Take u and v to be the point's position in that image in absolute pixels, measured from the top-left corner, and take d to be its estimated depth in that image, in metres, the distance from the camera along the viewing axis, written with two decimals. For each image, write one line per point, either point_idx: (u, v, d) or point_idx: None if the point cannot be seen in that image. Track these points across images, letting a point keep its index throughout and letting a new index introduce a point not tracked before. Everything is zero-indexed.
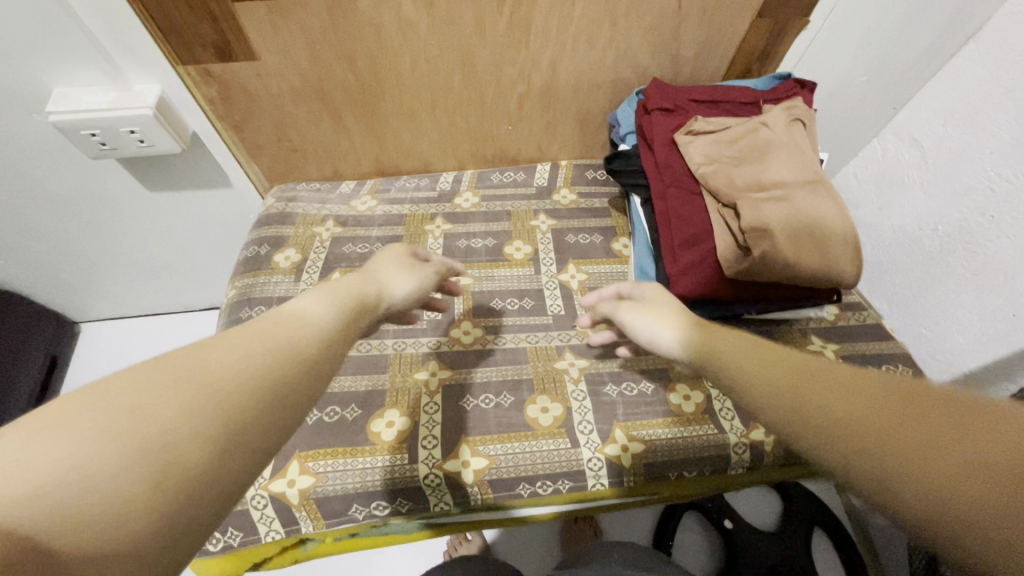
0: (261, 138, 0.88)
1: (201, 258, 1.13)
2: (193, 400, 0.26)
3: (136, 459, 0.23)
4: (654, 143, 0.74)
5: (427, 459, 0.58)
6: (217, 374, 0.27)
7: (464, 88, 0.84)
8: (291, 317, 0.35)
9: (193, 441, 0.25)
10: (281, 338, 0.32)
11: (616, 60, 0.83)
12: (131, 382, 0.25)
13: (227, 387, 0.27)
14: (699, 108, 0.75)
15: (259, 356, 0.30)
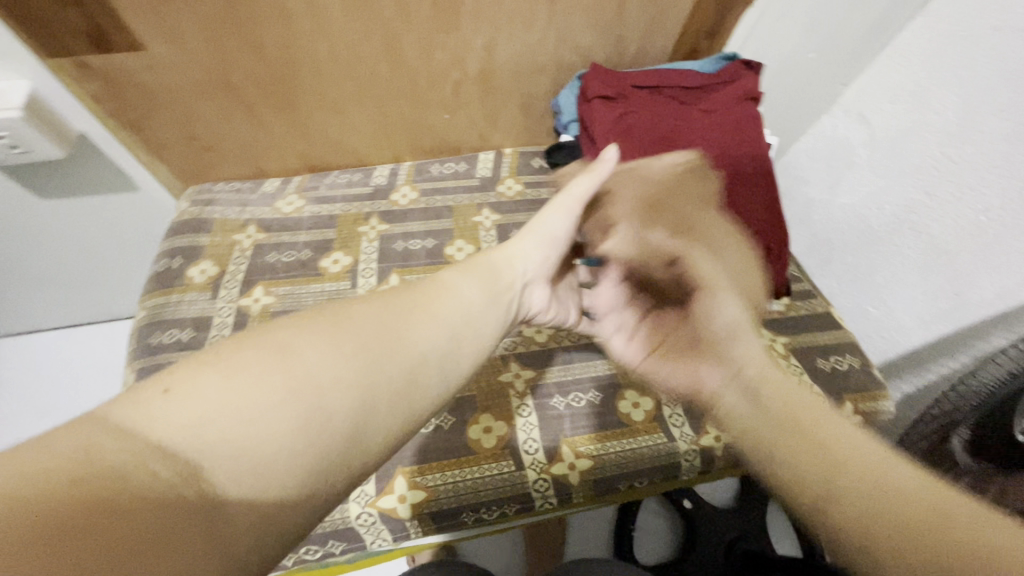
0: (164, 137, 0.78)
1: (117, 266, 1.02)
2: (347, 351, 0.31)
3: (290, 403, 0.27)
4: (596, 134, 0.68)
5: (360, 497, 0.54)
6: (367, 332, 0.33)
7: (392, 76, 0.76)
8: (441, 295, 0.41)
9: (342, 386, 0.29)
10: (448, 316, 0.39)
11: (555, 41, 0.77)
12: (301, 331, 0.31)
13: (372, 340, 0.33)
14: (643, 95, 0.70)
15: (411, 326, 0.36)
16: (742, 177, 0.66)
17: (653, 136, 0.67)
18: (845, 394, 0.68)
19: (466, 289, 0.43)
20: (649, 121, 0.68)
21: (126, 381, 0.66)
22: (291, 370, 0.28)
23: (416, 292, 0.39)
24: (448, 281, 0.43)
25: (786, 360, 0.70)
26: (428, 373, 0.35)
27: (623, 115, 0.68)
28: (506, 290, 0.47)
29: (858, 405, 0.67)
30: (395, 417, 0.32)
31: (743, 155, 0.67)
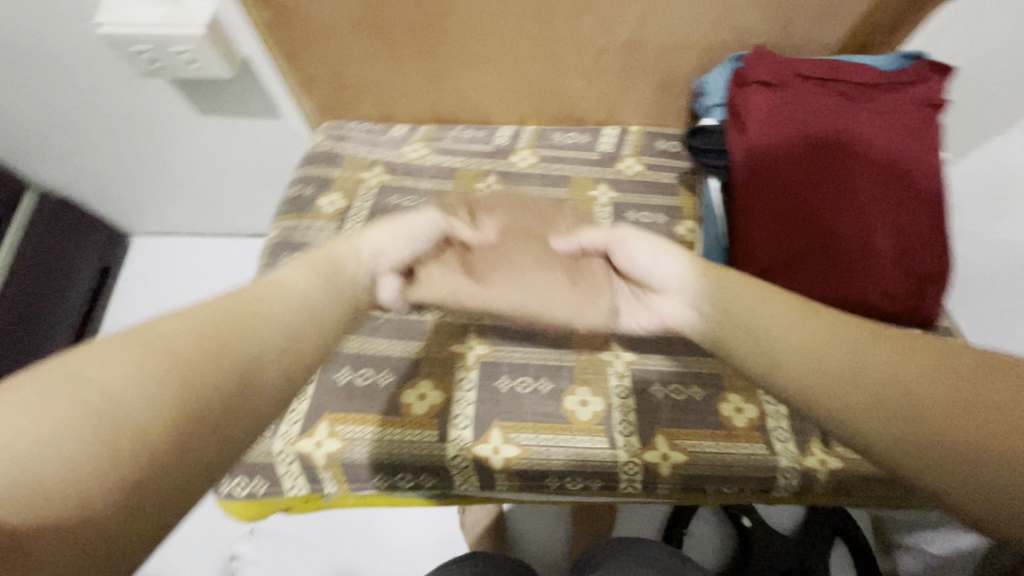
0: (313, 71, 0.82)
1: (246, 187, 1.09)
2: (147, 367, 0.26)
3: (81, 425, 0.23)
4: (748, 121, 0.64)
5: (457, 440, 0.56)
6: (179, 341, 0.28)
7: (537, 36, 0.75)
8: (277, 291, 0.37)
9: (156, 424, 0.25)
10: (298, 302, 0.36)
11: (714, 18, 0.72)
12: (82, 362, 0.25)
13: (182, 348, 0.28)
14: (806, 86, 0.64)
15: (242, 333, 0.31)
16: (911, 188, 0.60)
17: (811, 131, 0.62)
18: None
19: (298, 283, 0.38)
20: (810, 115, 0.63)
21: None
22: (91, 417, 0.24)
23: (249, 289, 0.35)
24: (274, 278, 0.38)
25: None
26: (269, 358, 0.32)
27: (781, 105, 0.64)
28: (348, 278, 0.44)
29: None
30: (234, 410, 0.28)
31: (913, 165, 0.61)
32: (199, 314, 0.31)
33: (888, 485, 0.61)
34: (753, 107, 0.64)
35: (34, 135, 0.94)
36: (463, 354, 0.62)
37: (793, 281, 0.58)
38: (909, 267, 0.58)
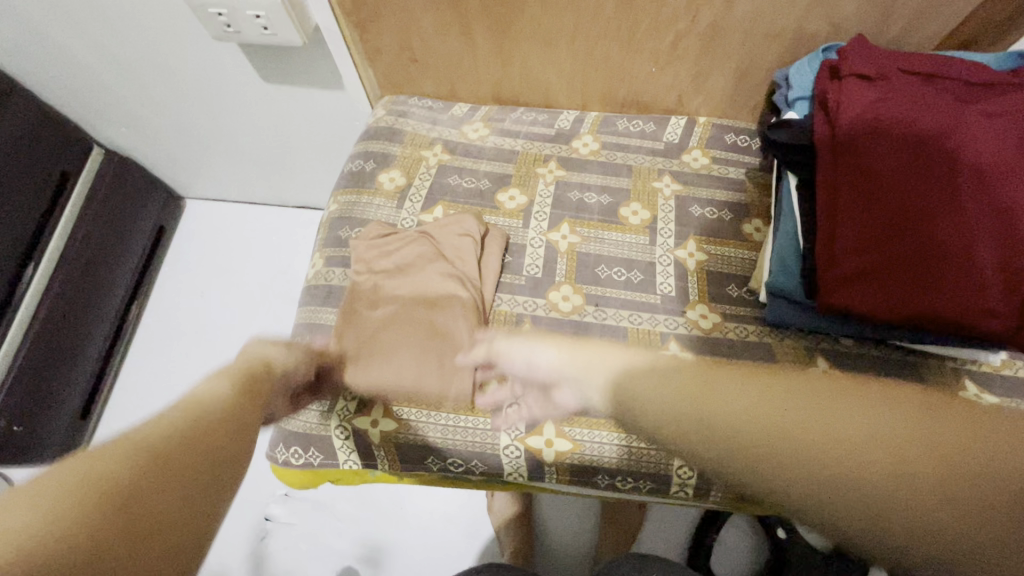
0: (380, 42, 0.81)
1: (301, 157, 1.10)
2: (105, 467, 0.31)
3: (65, 515, 0.28)
4: (840, 116, 0.60)
5: (510, 429, 0.55)
6: (137, 442, 0.33)
7: (614, 16, 0.72)
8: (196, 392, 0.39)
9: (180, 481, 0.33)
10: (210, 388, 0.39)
11: (809, 5, 0.68)
12: (44, 479, 0.30)
13: (136, 449, 0.33)
14: (909, 83, 0.60)
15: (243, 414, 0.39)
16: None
17: (911, 132, 0.57)
18: None
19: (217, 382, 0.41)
20: (912, 113, 0.58)
21: (313, 263, 0.72)
22: (153, 452, 0.33)
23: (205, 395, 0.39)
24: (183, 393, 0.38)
25: None
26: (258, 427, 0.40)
27: (878, 102, 0.59)
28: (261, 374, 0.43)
29: None
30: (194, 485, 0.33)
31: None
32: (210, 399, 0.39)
33: None
34: (848, 103, 0.60)
35: (106, 95, 0.97)
36: None
37: (872, 294, 0.55)
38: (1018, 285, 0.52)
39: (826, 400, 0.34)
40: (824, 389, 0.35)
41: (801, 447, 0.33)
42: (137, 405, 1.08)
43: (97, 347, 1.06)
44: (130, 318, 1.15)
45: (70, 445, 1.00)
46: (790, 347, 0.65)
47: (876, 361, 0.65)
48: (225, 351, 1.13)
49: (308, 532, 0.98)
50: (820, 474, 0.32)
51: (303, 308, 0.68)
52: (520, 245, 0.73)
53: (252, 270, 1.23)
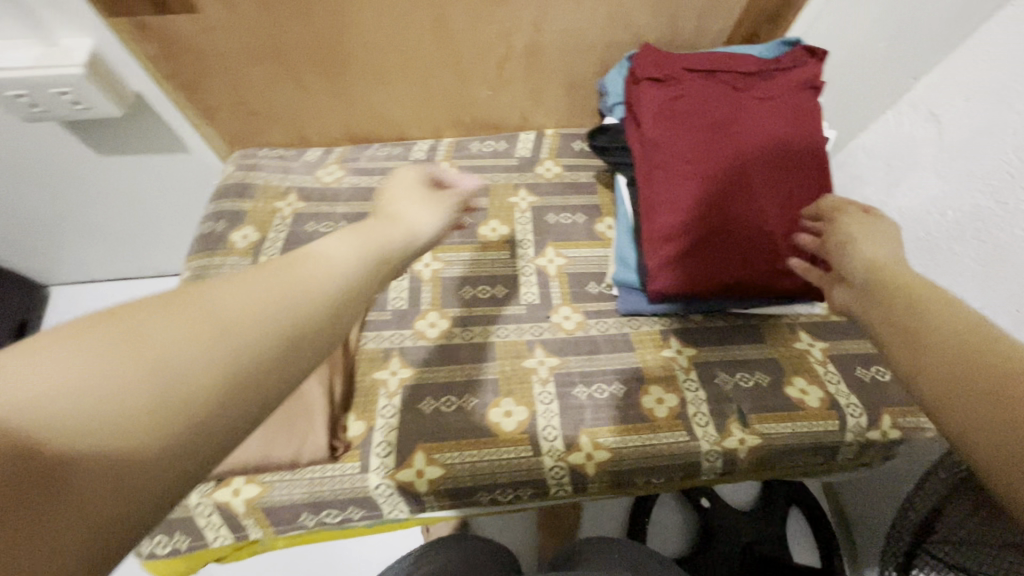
0: (214, 100, 0.79)
1: (164, 223, 1.05)
2: (149, 358, 0.22)
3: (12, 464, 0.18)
4: (643, 117, 0.66)
5: (380, 468, 0.56)
6: (178, 351, 0.23)
7: (436, 48, 0.75)
8: (309, 261, 0.30)
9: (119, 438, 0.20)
10: (329, 279, 0.30)
11: (607, 19, 0.74)
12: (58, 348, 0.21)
13: (183, 370, 0.22)
14: (694, 81, 0.66)
15: (215, 306, 0.25)
16: (796, 171, 0.63)
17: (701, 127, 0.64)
18: (883, 406, 0.64)
19: (331, 248, 0.33)
20: (699, 110, 0.64)
21: None
22: (47, 400, 0.19)
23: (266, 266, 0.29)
24: (311, 247, 0.32)
25: (823, 366, 0.68)
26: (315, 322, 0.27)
27: (671, 103, 0.65)
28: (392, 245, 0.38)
29: (897, 419, 0.64)
30: (199, 441, 0.22)
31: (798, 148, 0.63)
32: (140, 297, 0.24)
33: (806, 454, 0.64)
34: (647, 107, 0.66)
35: None
36: (386, 380, 0.63)
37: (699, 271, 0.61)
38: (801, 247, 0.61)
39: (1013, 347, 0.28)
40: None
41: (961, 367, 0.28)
42: None
43: None
44: None
45: None
46: (646, 334, 0.70)
47: (720, 330, 0.71)
48: None
49: None
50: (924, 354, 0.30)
51: None
52: None
53: None
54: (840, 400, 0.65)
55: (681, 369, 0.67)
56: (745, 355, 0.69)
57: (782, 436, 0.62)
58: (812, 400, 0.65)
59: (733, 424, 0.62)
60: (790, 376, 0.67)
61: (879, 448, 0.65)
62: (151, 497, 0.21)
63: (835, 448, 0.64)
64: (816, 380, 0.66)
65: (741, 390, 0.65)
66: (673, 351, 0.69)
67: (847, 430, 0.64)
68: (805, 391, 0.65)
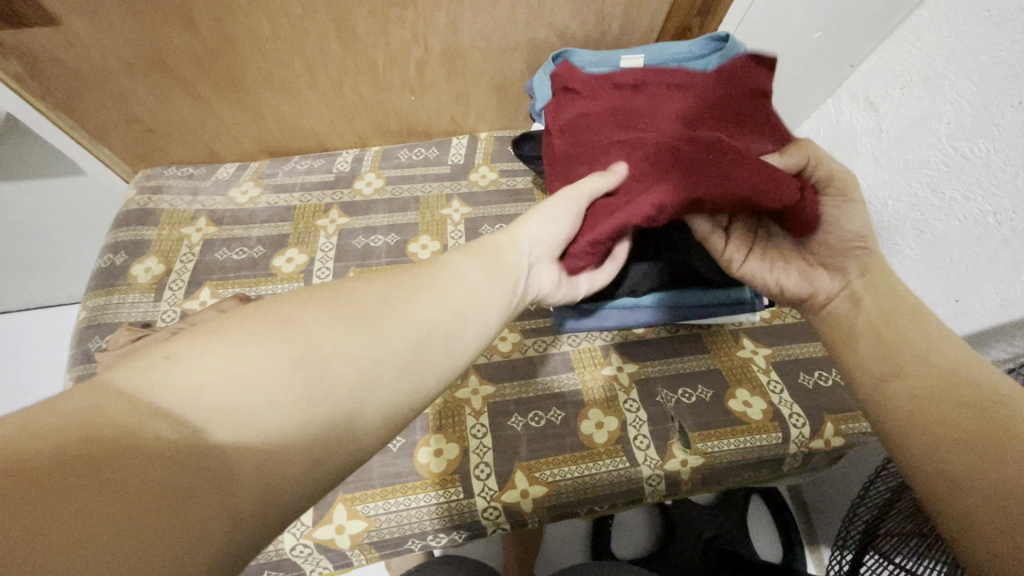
0: (102, 119, 0.72)
1: (72, 251, 0.96)
2: (302, 349, 0.23)
3: (169, 436, 0.19)
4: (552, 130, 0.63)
5: (295, 527, 0.51)
6: (367, 308, 0.27)
7: (346, 54, 0.69)
8: (448, 276, 0.33)
9: (286, 420, 0.22)
10: (455, 300, 0.31)
11: (528, 17, 0.69)
12: (229, 331, 0.23)
13: (337, 368, 0.24)
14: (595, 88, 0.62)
15: (379, 321, 0.26)
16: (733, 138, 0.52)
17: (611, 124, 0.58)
18: (827, 413, 0.63)
19: (470, 270, 0.35)
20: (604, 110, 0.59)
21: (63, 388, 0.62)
22: (189, 390, 0.20)
23: (392, 278, 0.30)
24: (449, 262, 0.35)
25: (766, 376, 0.66)
26: (437, 362, 0.28)
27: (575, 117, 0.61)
28: (512, 271, 0.38)
29: (840, 426, 0.62)
30: (325, 441, 0.22)
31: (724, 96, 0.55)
32: (308, 292, 0.26)
33: (750, 468, 0.62)
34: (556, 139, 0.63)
35: None
36: None
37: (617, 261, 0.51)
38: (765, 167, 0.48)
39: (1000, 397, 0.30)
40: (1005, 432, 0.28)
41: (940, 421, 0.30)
42: None
43: None
44: None
45: None
46: (586, 351, 0.68)
47: (662, 342, 0.69)
48: None
49: None
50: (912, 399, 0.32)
51: None
52: None
53: None
54: (783, 410, 0.63)
55: (621, 389, 0.65)
56: (686, 368, 0.67)
57: (726, 453, 0.60)
58: (755, 412, 0.63)
59: (675, 445, 0.60)
60: (733, 388, 0.65)
61: (824, 455, 0.64)
62: (253, 522, 0.20)
63: (780, 460, 0.62)
64: (759, 390, 0.65)
65: (683, 407, 0.63)
66: (613, 368, 0.67)
67: (791, 441, 0.62)
68: (748, 404, 0.64)
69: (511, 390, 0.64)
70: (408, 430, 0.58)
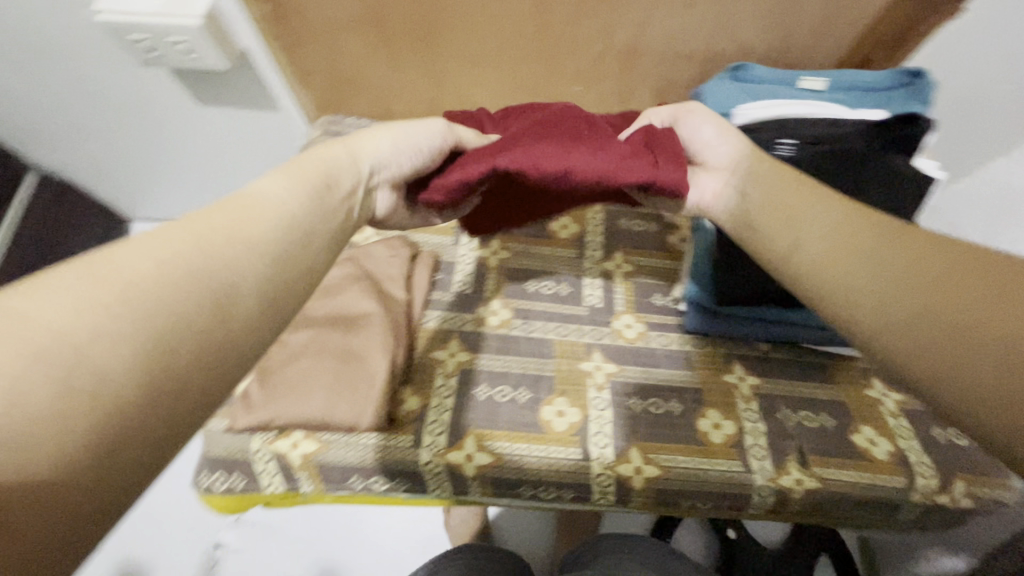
0: (313, 65, 0.82)
1: (242, 177, 1.09)
2: (32, 347, 0.20)
3: None
4: None
5: (432, 445, 0.57)
6: (139, 277, 0.23)
7: (536, 39, 0.75)
8: (243, 205, 0.30)
9: (129, 354, 0.22)
10: (247, 234, 0.28)
11: (715, 29, 0.71)
12: None
13: (97, 356, 0.21)
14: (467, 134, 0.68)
15: (172, 284, 0.24)
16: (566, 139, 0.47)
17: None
18: (959, 471, 0.61)
19: (275, 193, 0.32)
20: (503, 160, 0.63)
21: None
22: None
23: (203, 211, 0.29)
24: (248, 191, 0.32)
25: (895, 419, 0.64)
26: (248, 311, 0.26)
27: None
28: (334, 212, 0.35)
29: (972, 488, 0.60)
30: (126, 432, 0.21)
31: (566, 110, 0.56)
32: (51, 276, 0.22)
33: (864, 508, 0.61)
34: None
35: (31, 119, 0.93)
36: (445, 361, 0.64)
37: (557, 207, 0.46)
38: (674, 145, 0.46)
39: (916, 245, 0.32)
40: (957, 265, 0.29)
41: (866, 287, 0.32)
42: None
43: None
44: None
45: None
46: (708, 354, 0.69)
47: (788, 364, 0.68)
48: None
49: (256, 557, 0.91)
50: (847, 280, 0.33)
51: None
52: (451, 263, 0.74)
53: None
54: (911, 457, 0.61)
55: (741, 397, 0.65)
56: (811, 394, 0.66)
57: (843, 484, 0.59)
58: (879, 452, 0.62)
59: (791, 462, 0.60)
60: (857, 424, 0.64)
61: (946, 514, 0.61)
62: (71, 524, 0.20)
63: (898, 506, 0.60)
64: (885, 431, 0.63)
65: (804, 429, 0.63)
66: (735, 377, 0.67)
67: (914, 490, 0.60)
68: (872, 442, 0.62)
69: (634, 372, 0.66)
70: (537, 387, 0.63)
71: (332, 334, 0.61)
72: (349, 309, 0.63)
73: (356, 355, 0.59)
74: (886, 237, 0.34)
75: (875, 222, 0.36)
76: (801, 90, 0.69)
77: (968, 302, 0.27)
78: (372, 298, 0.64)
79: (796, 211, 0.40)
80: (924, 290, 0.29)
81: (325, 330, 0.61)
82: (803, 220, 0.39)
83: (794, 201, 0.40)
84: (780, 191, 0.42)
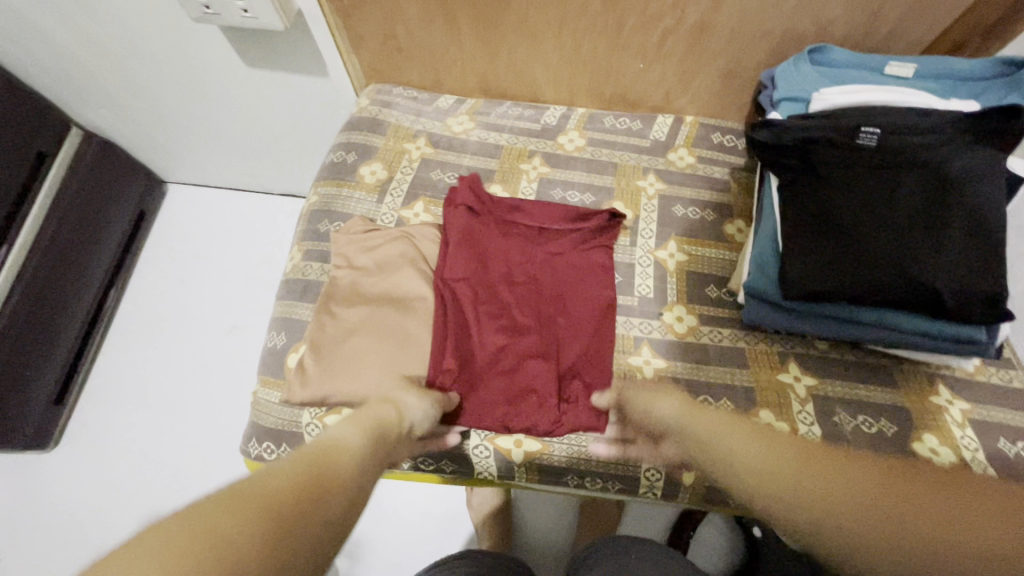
0: (367, 30, 0.80)
1: (283, 145, 1.08)
2: (220, 523, 0.31)
3: None
4: (454, 245, 0.67)
5: (481, 429, 0.59)
6: (269, 487, 0.35)
7: (602, 10, 0.71)
8: (332, 448, 0.41)
9: (250, 550, 0.30)
10: (330, 464, 0.39)
11: (796, 6, 0.67)
12: (138, 552, 0.29)
13: (234, 544, 0.30)
14: (480, 224, 0.70)
15: (289, 492, 0.35)
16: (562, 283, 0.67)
17: (510, 321, 0.63)
18: None
19: (344, 436, 0.44)
20: (499, 283, 0.66)
21: (292, 256, 0.72)
22: None
23: (306, 452, 0.40)
24: (329, 438, 0.43)
25: (960, 430, 0.61)
26: (334, 506, 0.37)
27: (487, 295, 0.65)
28: (388, 446, 0.47)
29: None
30: None
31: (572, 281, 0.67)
32: (216, 494, 0.33)
33: None
34: (456, 302, 0.63)
35: (85, 74, 0.94)
36: None
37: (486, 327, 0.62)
38: (580, 415, 0.58)
39: (850, 461, 0.41)
40: (902, 472, 0.39)
41: (833, 505, 0.38)
42: (108, 394, 1.03)
43: (77, 327, 1.02)
44: (107, 303, 1.10)
45: (44, 433, 0.95)
46: (762, 351, 0.66)
47: (846, 365, 0.66)
48: (205, 340, 1.09)
49: None
50: (797, 496, 0.39)
51: (281, 301, 0.68)
52: None
53: (232, 255, 1.19)
54: (974, 469, 0.59)
55: (797, 398, 0.63)
56: (870, 398, 0.63)
57: None
58: (942, 462, 0.59)
59: None
60: (919, 432, 0.61)
61: None
62: None
63: None
64: (949, 441, 0.60)
65: (862, 434, 0.61)
66: (790, 377, 0.64)
67: None
68: (935, 452, 0.59)
69: (685, 368, 0.64)
70: None
71: (383, 312, 0.62)
72: (401, 289, 0.64)
73: (412, 336, 0.61)
74: (851, 476, 0.39)
75: (805, 448, 0.43)
76: (886, 77, 0.66)
77: (826, 473, 0.40)
78: (423, 281, 0.65)
79: (710, 431, 0.49)
80: (882, 528, 0.35)
81: (380, 309, 0.62)
82: (722, 441, 0.47)
83: (711, 428, 0.49)
84: (693, 420, 0.51)
